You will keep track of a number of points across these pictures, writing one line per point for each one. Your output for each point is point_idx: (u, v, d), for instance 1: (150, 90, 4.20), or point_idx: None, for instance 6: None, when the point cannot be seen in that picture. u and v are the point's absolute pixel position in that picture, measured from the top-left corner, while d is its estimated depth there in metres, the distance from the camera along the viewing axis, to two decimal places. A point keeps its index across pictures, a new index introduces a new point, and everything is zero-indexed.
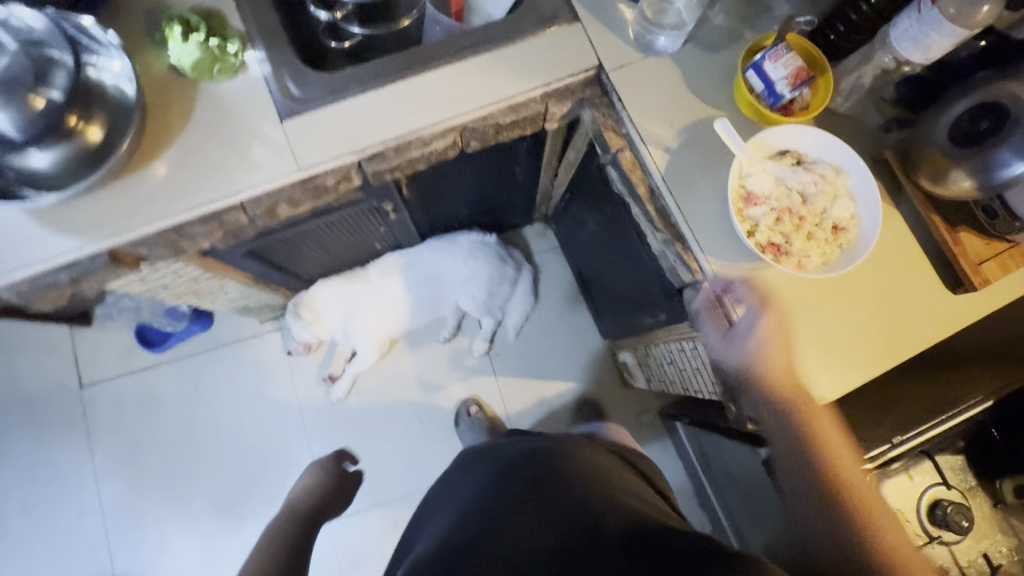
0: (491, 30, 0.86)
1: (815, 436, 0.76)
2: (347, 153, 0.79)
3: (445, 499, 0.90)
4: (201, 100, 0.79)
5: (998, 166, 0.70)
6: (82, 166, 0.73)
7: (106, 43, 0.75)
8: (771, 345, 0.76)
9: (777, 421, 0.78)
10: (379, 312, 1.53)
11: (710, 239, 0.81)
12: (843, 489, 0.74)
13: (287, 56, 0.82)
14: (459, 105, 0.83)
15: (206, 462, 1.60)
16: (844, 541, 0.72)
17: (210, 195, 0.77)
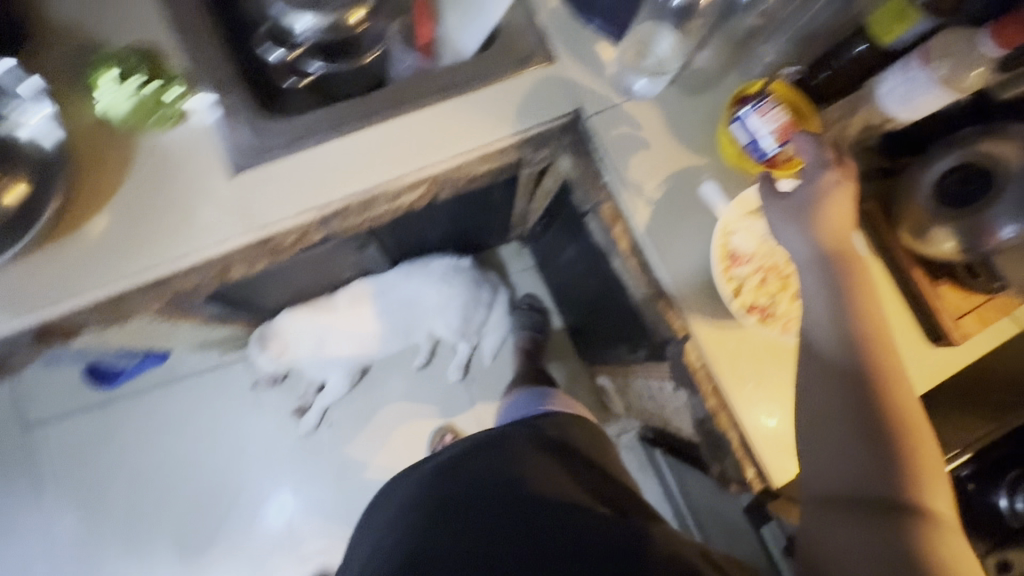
0: (462, 72, 0.80)
1: (868, 334, 0.65)
2: (308, 212, 0.73)
3: (391, 501, 0.91)
4: (141, 152, 0.72)
5: (987, 228, 0.69)
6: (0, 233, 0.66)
7: (25, 93, 0.67)
8: (827, 214, 0.68)
9: (819, 311, 0.67)
10: (349, 341, 1.46)
11: (693, 297, 0.78)
12: (884, 403, 0.62)
13: (239, 100, 0.74)
14: (429, 155, 0.77)
15: (167, 500, 1.51)
16: (866, 461, 0.60)
17: (156, 259, 0.70)
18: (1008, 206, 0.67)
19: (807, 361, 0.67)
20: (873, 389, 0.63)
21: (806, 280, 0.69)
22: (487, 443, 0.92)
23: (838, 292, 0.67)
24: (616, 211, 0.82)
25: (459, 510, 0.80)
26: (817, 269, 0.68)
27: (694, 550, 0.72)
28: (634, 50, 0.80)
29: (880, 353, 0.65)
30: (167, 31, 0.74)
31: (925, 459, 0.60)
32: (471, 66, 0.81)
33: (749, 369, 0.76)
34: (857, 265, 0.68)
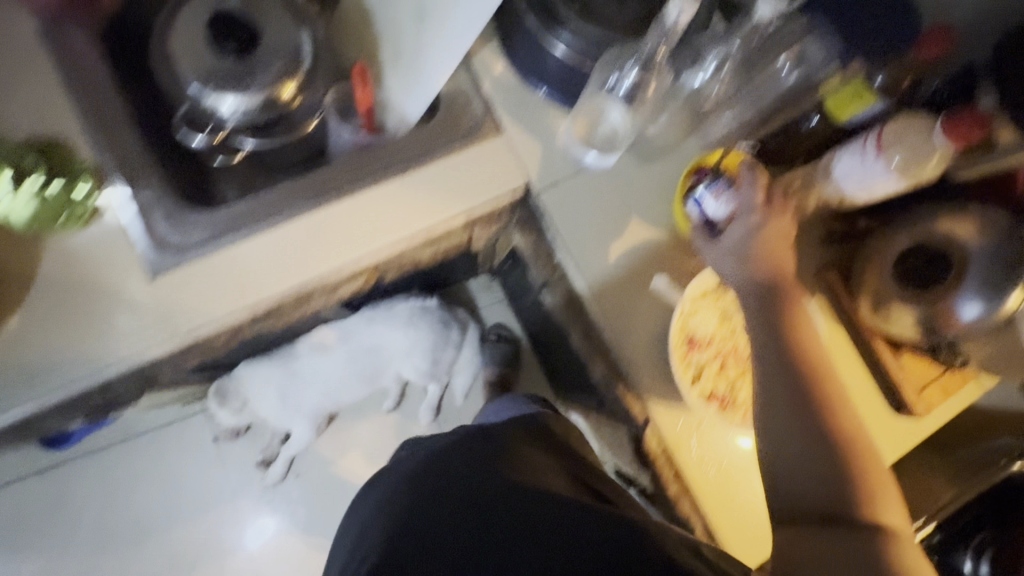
0: (402, 150, 0.75)
1: (808, 357, 0.63)
2: (235, 313, 0.69)
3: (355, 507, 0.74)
4: (50, 256, 0.67)
5: (956, 306, 0.68)
6: None
7: None
8: (762, 251, 0.66)
9: (763, 337, 0.64)
10: (315, 390, 1.40)
11: (650, 379, 0.75)
12: (832, 421, 0.60)
13: (158, 194, 0.69)
14: (368, 242, 0.72)
15: (126, 559, 1.45)
16: (825, 477, 0.58)
17: (69, 374, 0.65)
18: (981, 285, 0.67)
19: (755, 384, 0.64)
20: (820, 405, 0.61)
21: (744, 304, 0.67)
22: (476, 433, 0.75)
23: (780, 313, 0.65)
24: (571, 287, 0.79)
25: (435, 506, 0.63)
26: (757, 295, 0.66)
27: (687, 549, 0.58)
28: (584, 123, 0.76)
29: (823, 369, 0.63)
30: (76, 118, 0.68)
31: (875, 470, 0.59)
32: (413, 141, 0.75)
33: (709, 454, 0.74)
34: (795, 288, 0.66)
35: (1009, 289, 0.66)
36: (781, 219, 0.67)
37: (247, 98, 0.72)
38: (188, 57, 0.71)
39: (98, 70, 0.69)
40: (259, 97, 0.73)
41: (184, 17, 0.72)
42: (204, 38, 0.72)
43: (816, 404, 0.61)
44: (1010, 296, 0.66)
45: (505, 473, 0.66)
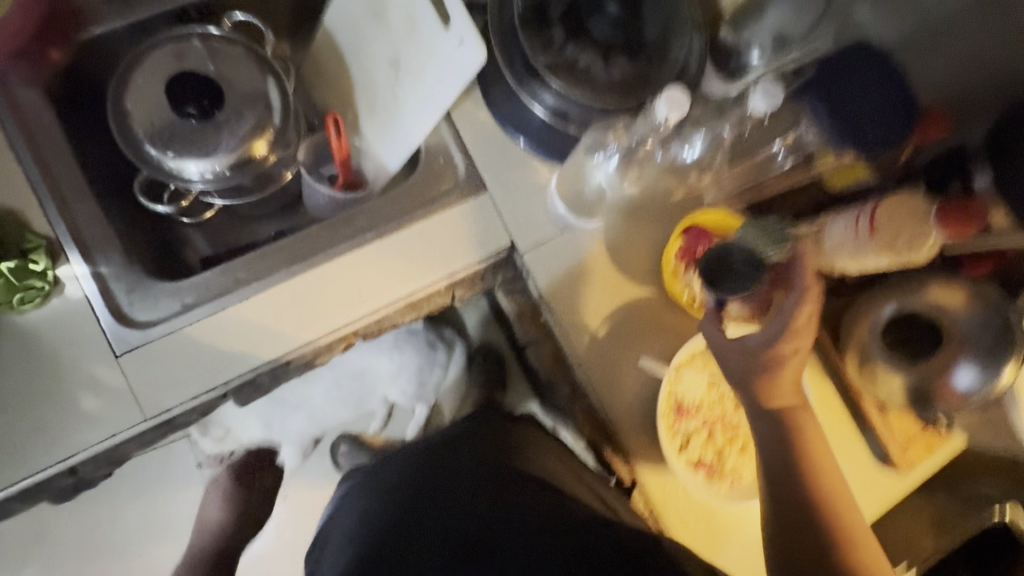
0: (381, 210, 0.71)
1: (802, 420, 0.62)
2: (206, 393, 0.66)
3: (359, 504, 0.75)
4: (4, 337, 0.63)
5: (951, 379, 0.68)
6: None
7: None
8: (777, 362, 0.61)
9: (762, 421, 0.63)
10: (301, 419, 1.23)
11: (637, 443, 0.75)
12: (820, 479, 0.60)
13: (120, 266, 0.65)
14: (346, 311, 0.69)
15: None
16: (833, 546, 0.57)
17: (30, 464, 0.62)
18: (978, 359, 0.66)
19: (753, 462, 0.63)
20: (810, 462, 0.60)
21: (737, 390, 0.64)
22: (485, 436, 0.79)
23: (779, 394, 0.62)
24: (558, 349, 0.76)
25: (449, 495, 0.67)
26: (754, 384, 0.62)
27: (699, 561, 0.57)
28: (572, 180, 0.73)
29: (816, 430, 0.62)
30: (25, 184, 0.64)
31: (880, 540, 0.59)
32: (392, 199, 0.72)
33: (694, 515, 0.74)
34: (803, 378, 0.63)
35: (1004, 367, 0.65)
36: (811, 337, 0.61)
37: (213, 164, 0.68)
38: (154, 119, 0.68)
39: (50, 133, 0.65)
40: (226, 160, 0.68)
41: (144, 72, 0.68)
42: (170, 99, 0.68)
43: (808, 463, 0.60)
44: (1004, 374, 0.66)
45: (510, 470, 0.70)
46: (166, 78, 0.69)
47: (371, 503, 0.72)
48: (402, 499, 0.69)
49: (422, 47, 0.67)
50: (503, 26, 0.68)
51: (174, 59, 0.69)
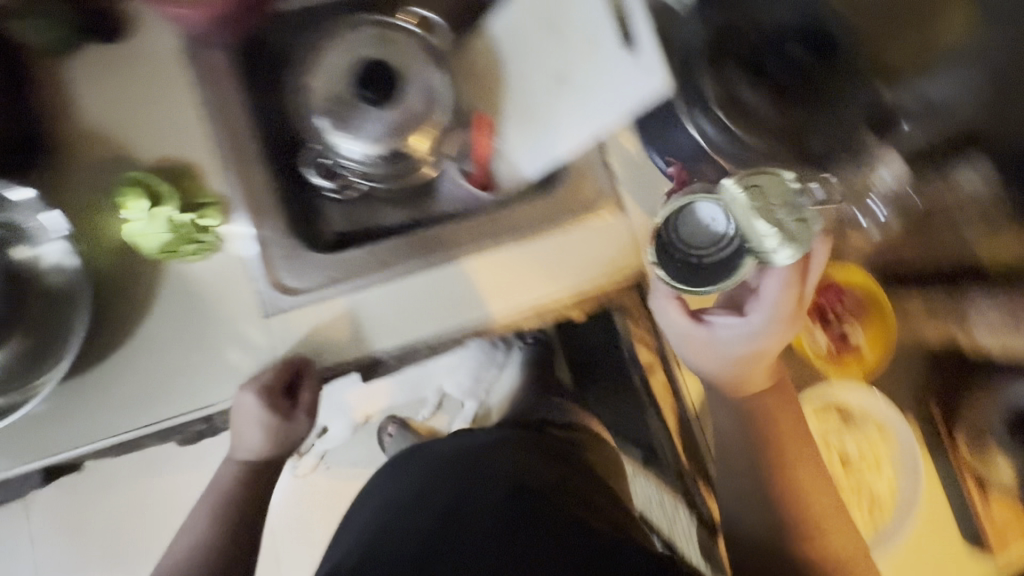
0: (523, 216, 0.73)
1: (771, 434, 0.68)
2: (336, 367, 0.69)
3: (395, 482, 0.84)
4: (166, 284, 0.66)
5: None
6: (16, 375, 0.61)
7: (41, 233, 0.62)
8: (746, 356, 0.65)
9: (727, 414, 0.70)
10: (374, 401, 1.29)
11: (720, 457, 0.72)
12: (779, 485, 0.68)
13: (280, 232, 0.69)
14: (479, 310, 0.72)
15: None
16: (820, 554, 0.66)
17: (175, 406, 0.66)
18: None
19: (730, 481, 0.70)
20: (773, 465, 0.68)
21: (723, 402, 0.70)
22: (517, 441, 0.89)
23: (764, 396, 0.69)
24: (668, 379, 0.77)
25: (469, 500, 0.72)
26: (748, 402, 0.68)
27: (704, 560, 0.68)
28: None
29: (781, 436, 0.68)
30: (206, 143, 0.68)
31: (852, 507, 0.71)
32: (535, 207, 0.74)
33: None
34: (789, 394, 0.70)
35: None
36: (789, 330, 0.64)
37: (377, 151, 0.71)
38: (329, 99, 0.71)
39: (231, 96, 0.68)
40: (387, 149, 0.71)
41: (327, 54, 0.72)
42: (348, 82, 0.71)
43: (772, 463, 0.68)
44: None
45: (528, 476, 0.77)
46: (347, 61, 0.72)
47: (399, 495, 0.79)
48: (433, 497, 0.75)
49: (596, 67, 0.69)
50: (677, 57, 0.70)
51: (352, 43, 0.72)
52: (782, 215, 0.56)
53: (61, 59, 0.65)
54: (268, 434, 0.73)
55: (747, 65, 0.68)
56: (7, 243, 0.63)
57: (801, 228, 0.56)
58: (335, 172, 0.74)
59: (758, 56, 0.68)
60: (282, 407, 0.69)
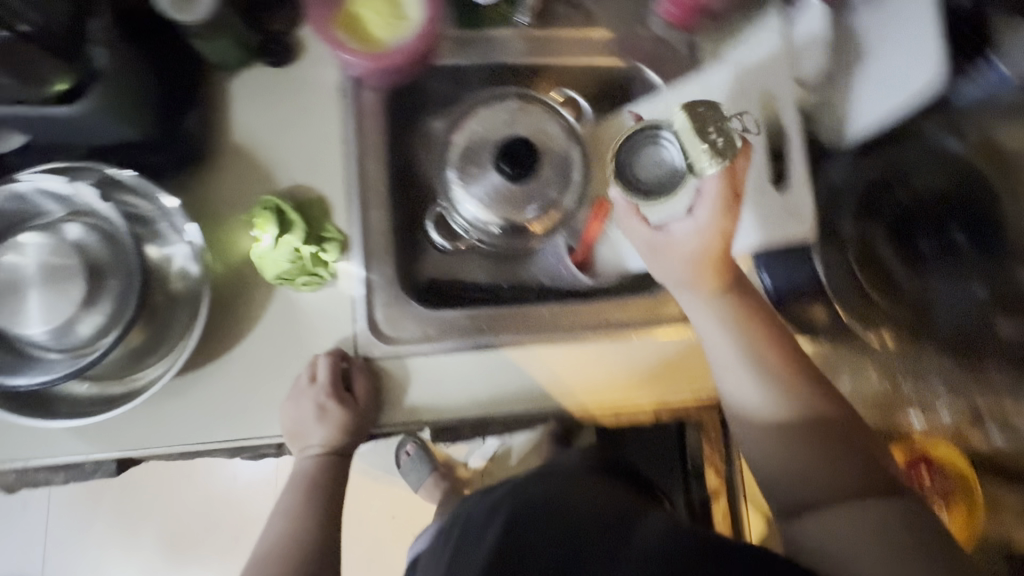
0: (621, 312, 0.74)
1: (790, 401, 0.55)
2: (415, 424, 0.70)
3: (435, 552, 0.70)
4: (271, 306, 0.68)
5: None
6: (128, 363, 0.63)
7: (177, 235, 0.65)
8: (713, 248, 0.58)
9: (731, 372, 0.57)
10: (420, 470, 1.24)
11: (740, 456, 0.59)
12: (814, 444, 0.53)
13: (388, 279, 0.70)
14: (562, 396, 0.72)
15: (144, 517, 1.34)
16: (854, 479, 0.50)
17: (253, 428, 0.66)
18: None
19: (764, 463, 0.54)
20: (817, 430, 0.53)
21: (729, 366, 0.57)
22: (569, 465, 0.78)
23: (749, 352, 0.57)
24: None
25: None
26: (740, 342, 0.57)
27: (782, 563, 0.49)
28: None
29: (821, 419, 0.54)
30: (341, 177, 0.70)
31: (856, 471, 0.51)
32: (643, 306, 0.74)
33: None
34: (749, 310, 0.59)
35: None
36: (727, 221, 0.57)
37: (502, 222, 0.73)
38: (467, 160, 0.73)
39: (375, 140, 0.71)
40: (514, 223, 0.73)
41: (471, 115, 0.74)
42: (495, 148, 0.73)
43: (806, 437, 0.53)
44: None
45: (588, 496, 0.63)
46: (499, 129, 0.74)
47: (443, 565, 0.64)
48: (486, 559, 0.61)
49: None
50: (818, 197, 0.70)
51: (506, 113, 0.74)
52: (714, 136, 0.55)
53: (231, 75, 0.69)
54: (329, 434, 0.67)
55: (884, 224, 0.69)
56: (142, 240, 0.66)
57: (727, 144, 0.54)
58: (460, 231, 0.78)
59: (900, 216, 0.68)
60: (347, 404, 0.66)
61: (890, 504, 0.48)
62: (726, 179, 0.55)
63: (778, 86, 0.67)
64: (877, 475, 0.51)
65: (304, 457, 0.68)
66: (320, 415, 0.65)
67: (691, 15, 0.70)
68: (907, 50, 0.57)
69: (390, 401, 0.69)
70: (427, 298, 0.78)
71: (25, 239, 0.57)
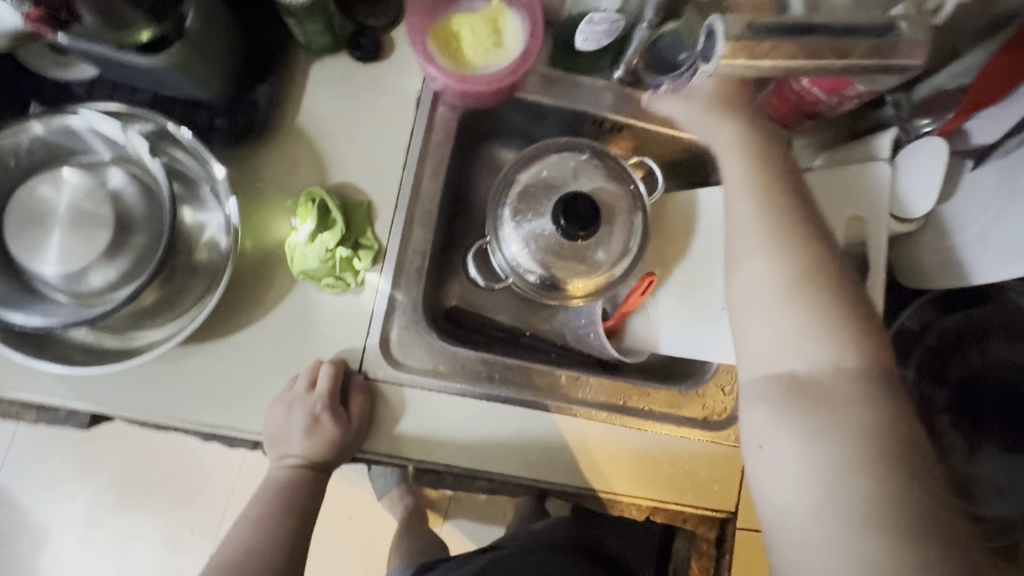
0: (643, 401, 0.69)
1: (820, 269, 0.53)
2: (402, 460, 0.65)
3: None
4: (289, 300, 0.65)
5: None
6: (132, 320, 0.61)
7: (217, 204, 0.64)
8: (728, 92, 0.60)
9: (753, 214, 0.56)
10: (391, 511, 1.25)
11: (738, 301, 0.55)
12: (833, 318, 0.50)
13: (412, 301, 0.67)
14: (559, 472, 0.67)
15: (106, 452, 1.31)
16: (850, 357, 0.49)
17: (233, 419, 0.63)
18: None
19: (751, 314, 0.54)
20: (836, 300, 0.51)
21: (745, 225, 0.56)
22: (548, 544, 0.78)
23: (777, 238, 0.54)
24: None
25: None
26: (761, 204, 0.56)
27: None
28: None
29: (839, 291, 0.52)
30: (394, 186, 0.67)
31: (852, 354, 0.49)
32: (666, 398, 0.70)
33: None
34: (772, 166, 0.58)
35: None
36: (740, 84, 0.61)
37: (542, 271, 0.69)
38: (524, 201, 0.70)
39: (438, 159, 0.69)
40: (554, 276, 0.69)
41: (540, 155, 0.71)
42: (555, 195, 0.69)
43: (827, 301, 0.51)
44: None
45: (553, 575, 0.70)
46: (565, 178, 0.71)
47: None
48: None
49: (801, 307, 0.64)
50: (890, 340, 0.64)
51: (575, 163, 0.71)
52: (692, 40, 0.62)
53: (312, 58, 0.68)
54: (311, 448, 0.62)
55: (948, 386, 0.64)
56: (181, 201, 0.64)
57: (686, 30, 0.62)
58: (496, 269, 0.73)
59: (966, 380, 0.63)
60: (338, 419, 0.61)
61: (882, 405, 0.47)
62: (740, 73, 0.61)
63: (873, 208, 0.60)
64: (881, 376, 0.49)
65: (279, 465, 0.63)
66: (306, 426, 0.61)
67: (795, 114, 0.66)
68: None
69: (381, 427, 0.65)
70: (446, 326, 0.75)
71: (63, 175, 0.56)
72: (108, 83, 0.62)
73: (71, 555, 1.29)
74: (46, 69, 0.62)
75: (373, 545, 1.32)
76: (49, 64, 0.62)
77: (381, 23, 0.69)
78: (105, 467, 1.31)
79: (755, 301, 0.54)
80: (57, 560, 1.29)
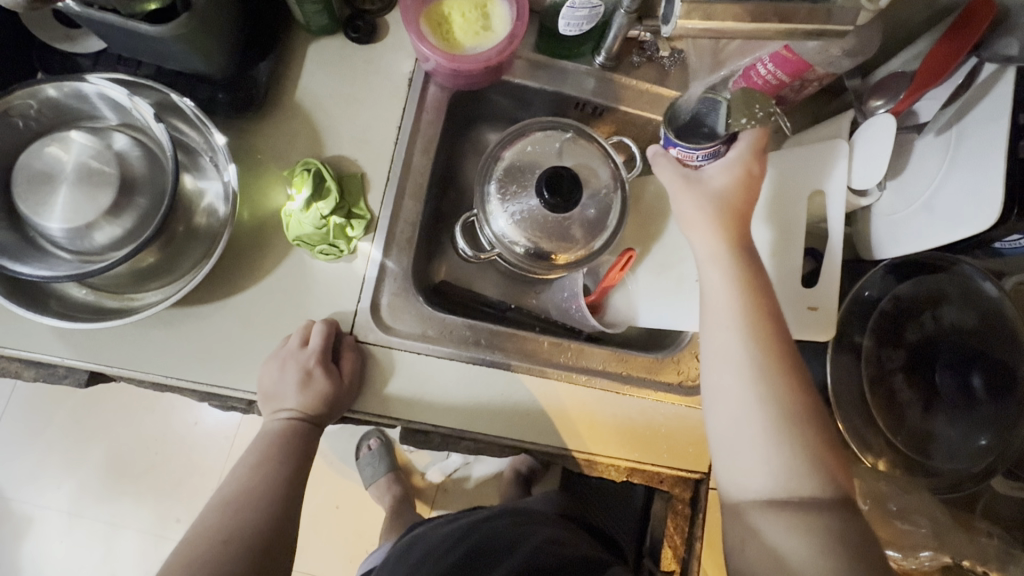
0: (621, 366, 0.73)
1: (773, 332, 0.58)
2: (391, 421, 0.68)
3: (433, 530, 0.80)
4: (284, 264, 0.68)
5: None
6: (131, 282, 0.64)
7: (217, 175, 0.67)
8: (733, 194, 0.61)
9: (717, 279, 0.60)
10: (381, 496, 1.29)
11: (711, 380, 0.59)
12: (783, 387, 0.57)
13: (402, 269, 0.70)
14: (540, 433, 0.70)
15: (95, 439, 1.31)
16: (803, 432, 0.55)
17: (227, 378, 0.65)
18: None
19: (722, 392, 0.58)
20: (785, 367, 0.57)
21: (715, 291, 0.60)
22: (528, 511, 0.81)
23: (739, 295, 0.59)
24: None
25: (495, 550, 0.68)
26: (746, 332, 0.58)
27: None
28: None
29: (785, 348, 0.58)
30: (387, 159, 0.71)
31: (797, 410, 0.56)
32: (644, 363, 0.74)
33: None
34: (755, 288, 0.59)
35: None
36: (749, 166, 0.61)
37: (528, 243, 0.73)
38: (509, 176, 0.74)
39: (428, 137, 0.73)
40: (539, 247, 0.73)
41: (525, 135, 0.75)
42: (538, 171, 0.73)
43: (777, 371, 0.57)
44: None
45: (542, 532, 0.72)
46: (549, 155, 0.75)
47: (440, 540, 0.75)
48: (463, 543, 0.70)
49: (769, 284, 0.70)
50: (848, 308, 0.69)
51: (559, 142, 0.75)
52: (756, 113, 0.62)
53: (312, 38, 0.71)
54: (305, 402, 0.64)
55: (905, 349, 0.68)
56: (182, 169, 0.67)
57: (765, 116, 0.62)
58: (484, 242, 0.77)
59: (921, 345, 0.68)
60: (330, 375, 0.64)
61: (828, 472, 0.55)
62: (750, 141, 0.62)
63: (833, 183, 0.65)
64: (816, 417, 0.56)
65: (273, 420, 0.65)
66: (299, 381, 0.63)
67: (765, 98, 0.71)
68: (970, 191, 0.56)
69: (371, 387, 0.67)
70: (435, 297, 0.78)
71: (71, 136, 0.58)
72: (112, 57, 0.65)
73: (56, 543, 1.28)
74: (58, 42, 0.65)
75: (360, 532, 1.33)
76: (60, 38, 0.65)
77: (377, 7, 0.73)
78: (93, 454, 1.31)
79: (725, 376, 0.58)
80: (42, 548, 1.28)
